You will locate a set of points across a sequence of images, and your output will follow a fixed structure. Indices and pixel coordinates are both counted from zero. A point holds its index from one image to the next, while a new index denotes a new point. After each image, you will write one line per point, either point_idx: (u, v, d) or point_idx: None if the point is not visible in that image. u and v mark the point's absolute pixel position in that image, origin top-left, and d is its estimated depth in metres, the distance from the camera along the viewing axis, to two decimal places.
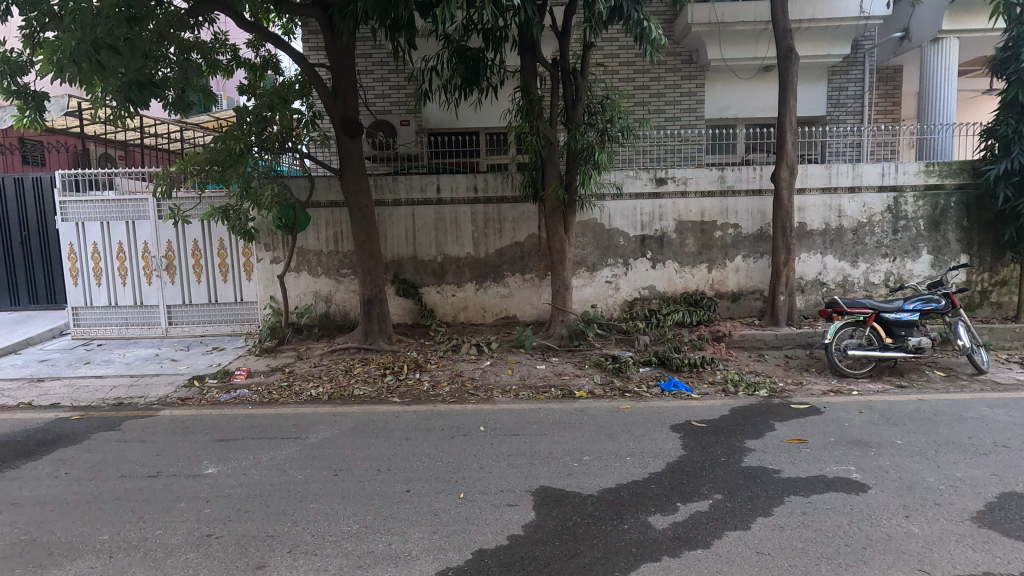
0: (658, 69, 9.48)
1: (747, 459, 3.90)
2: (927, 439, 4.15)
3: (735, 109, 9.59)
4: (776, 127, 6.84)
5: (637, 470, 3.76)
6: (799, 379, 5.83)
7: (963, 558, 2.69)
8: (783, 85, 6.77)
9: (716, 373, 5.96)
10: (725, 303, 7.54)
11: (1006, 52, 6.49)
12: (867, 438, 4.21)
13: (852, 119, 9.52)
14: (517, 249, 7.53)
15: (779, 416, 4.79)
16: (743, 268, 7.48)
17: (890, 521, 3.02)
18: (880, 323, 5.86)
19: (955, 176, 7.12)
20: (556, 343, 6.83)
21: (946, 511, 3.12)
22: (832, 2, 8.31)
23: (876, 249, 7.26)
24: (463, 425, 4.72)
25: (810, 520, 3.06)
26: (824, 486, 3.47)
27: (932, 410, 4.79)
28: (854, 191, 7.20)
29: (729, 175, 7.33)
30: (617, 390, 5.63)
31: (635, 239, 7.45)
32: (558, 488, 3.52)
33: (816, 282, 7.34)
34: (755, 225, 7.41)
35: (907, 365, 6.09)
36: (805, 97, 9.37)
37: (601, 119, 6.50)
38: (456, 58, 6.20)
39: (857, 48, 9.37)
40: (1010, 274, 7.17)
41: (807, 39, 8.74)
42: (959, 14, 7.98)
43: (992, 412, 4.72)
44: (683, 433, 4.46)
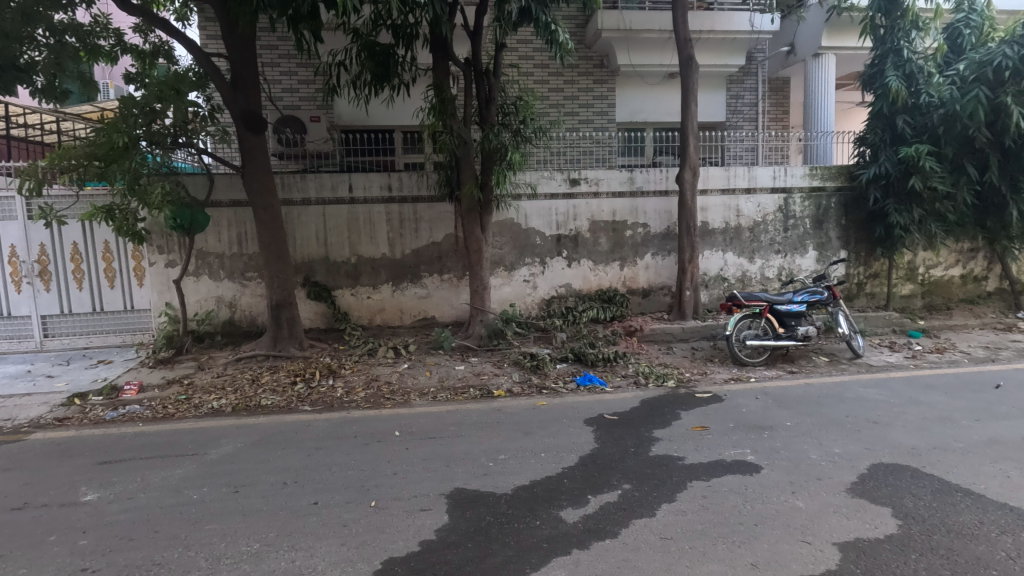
0: (571, 72, 9.72)
1: (654, 448, 4.09)
2: (812, 420, 4.54)
3: (644, 113, 10.03)
4: (680, 132, 7.22)
5: (551, 465, 3.84)
6: (704, 369, 6.20)
7: (840, 527, 2.95)
8: (684, 91, 7.16)
9: (629, 366, 6.22)
10: (637, 299, 7.86)
11: (873, 69, 7.31)
12: (762, 422, 4.54)
13: (748, 125, 10.24)
14: (434, 249, 7.45)
15: (684, 406, 5.05)
16: (652, 265, 7.83)
17: (778, 498, 3.27)
18: (773, 315, 6.33)
19: (835, 179, 7.84)
20: (474, 343, 6.84)
21: (826, 485, 3.43)
22: (728, 16, 8.85)
23: (769, 246, 7.85)
24: (377, 430, 4.60)
25: (709, 503, 3.25)
26: (722, 469, 3.70)
27: (817, 393, 5.25)
28: (749, 192, 7.74)
29: (638, 177, 7.66)
30: (535, 388, 5.71)
31: (551, 239, 7.59)
32: (473, 488, 3.51)
33: (718, 277, 7.82)
34: (663, 224, 7.79)
35: (797, 352, 6.64)
36: (706, 104, 9.98)
37: (514, 120, 6.57)
38: (364, 53, 6.01)
39: (751, 60, 10.12)
40: (881, 268, 7.99)
41: (706, 49, 9.29)
42: (836, 32, 8.82)
43: (866, 391, 5.25)
44: (597, 426, 4.60)
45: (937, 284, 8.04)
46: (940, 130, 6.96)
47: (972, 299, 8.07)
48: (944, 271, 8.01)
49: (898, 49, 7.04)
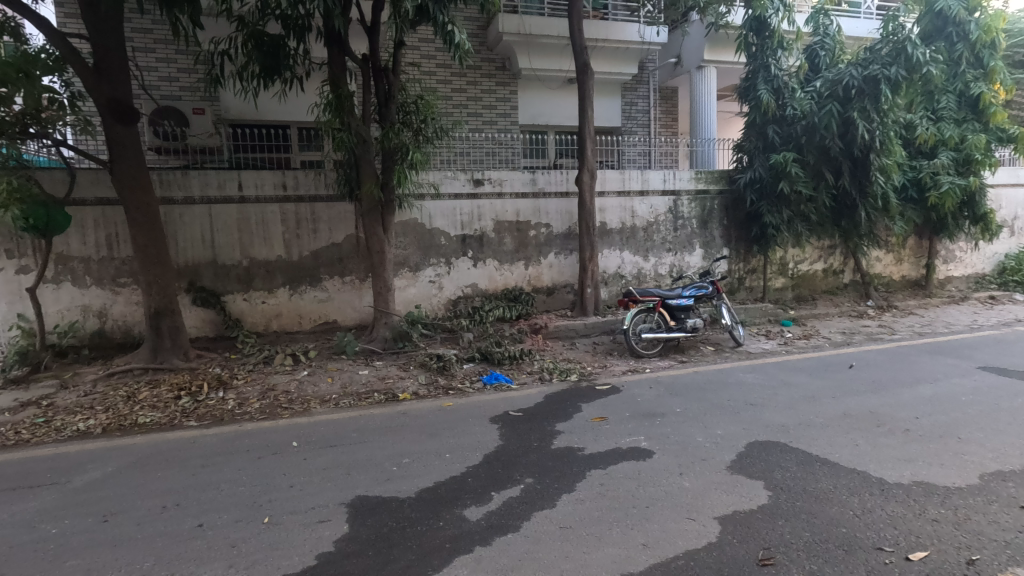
0: (474, 73, 9.77)
1: (556, 441, 4.23)
2: (699, 405, 4.91)
3: (545, 116, 10.30)
4: (578, 136, 7.50)
5: (456, 466, 3.84)
6: (604, 363, 6.50)
7: (720, 502, 3.22)
8: (581, 96, 7.44)
9: (534, 363, 6.37)
10: (542, 297, 8.05)
11: (747, 82, 8.13)
12: (655, 409, 4.84)
13: (641, 131, 10.86)
14: (334, 251, 7.18)
15: (585, 399, 5.26)
16: (555, 264, 8.07)
17: (667, 480, 3.51)
18: (666, 309, 6.76)
19: (717, 183, 8.51)
20: (379, 347, 6.68)
21: (710, 464, 3.72)
22: (619, 26, 9.31)
23: (661, 245, 8.37)
24: (273, 442, 4.36)
25: (606, 490, 3.41)
26: (618, 457, 3.90)
27: (704, 380, 5.68)
28: (643, 194, 8.19)
29: (540, 178, 7.85)
30: (441, 389, 5.68)
31: (455, 239, 7.59)
32: (374, 495, 3.43)
33: (616, 274, 8.20)
34: (564, 224, 8.05)
35: (687, 343, 7.14)
36: (602, 109, 10.47)
37: (415, 119, 6.48)
38: (251, 43, 5.65)
39: (643, 69, 10.74)
40: (758, 263, 8.78)
41: (602, 57, 9.72)
42: (716, 47, 9.58)
43: (745, 376, 5.76)
44: (502, 423, 4.67)
45: (804, 277, 8.97)
46: (803, 140, 7.79)
47: (832, 290, 9.10)
48: (809, 265, 8.95)
49: (767, 66, 7.85)
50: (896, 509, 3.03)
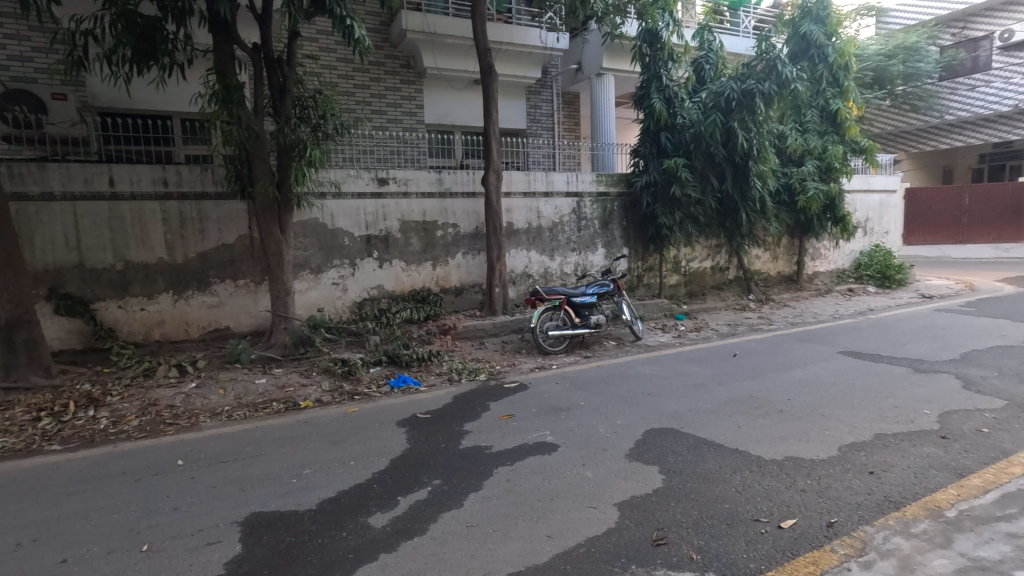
0: (377, 69, 9.54)
1: (465, 441, 4.23)
2: (601, 398, 5.12)
3: (452, 116, 10.26)
4: (484, 137, 7.56)
5: (360, 473, 3.72)
6: (512, 361, 6.60)
7: (620, 489, 3.38)
8: (486, 98, 7.51)
9: (443, 364, 6.33)
10: (450, 297, 8.02)
11: (642, 91, 8.64)
12: (560, 404, 4.99)
13: (545, 134, 11.16)
14: (224, 252, 6.69)
15: (493, 397, 5.31)
16: (463, 264, 8.06)
17: (571, 472, 3.63)
18: (571, 306, 6.99)
19: (616, 185, 8.94)
20: (278, 353, 6.32)
21: (610, 454, 3.90)
22: (522, 31, 9.49)
23: (566, 245, 8.64)
24: (153, 462, 3.98)
25: (513, 486, 3.47)
26: (525, 453, 3.97)
27: (606, 374, 5.94)
28: (548, 195, 8.41)
29: (447, 178, 7.81)
30: (346, 395, 5.48)
31: (359, 239, 7.36)
32: (271, 510, 3.24)
33: (524, 274, 8.35)
34: (471, 224, 8.06)
35: (591, 339, 7.43)
36: (508, 111, 10.63)
37: (313, 114, 6.21)
38: (121, 25, 5.13)
39: (546, 73, 11.03)
40: (655, 262, 9.31)
41: (507, 59, 9.86)
42: (613, 56, 10.04)
43: (643, 369, 6.10)
44: (409, 426, 4.60)
45: (696, 274, 9.65)
46: (691, 146, 8.40)
47: (720, 286, 9.86)
48: (700, 263, 9.64)
49: (659, 76, 8.43)
50: (771, 483, 3.35)
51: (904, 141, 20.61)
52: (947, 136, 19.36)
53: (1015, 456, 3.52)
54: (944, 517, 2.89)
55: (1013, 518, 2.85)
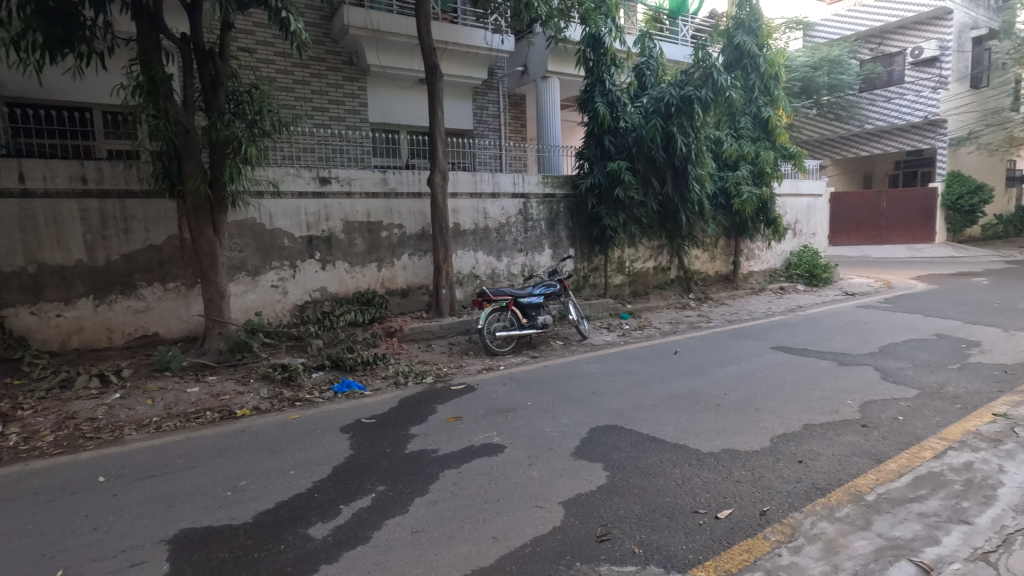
0: (318, 65, 9.27)
1: (411, 445, 4.17)
2: (548, 398, 5.17)
3: (397, 115, 10.09)
4: (430, 136, 7.48)
5: (301, 482, 3.60)
6: (459, 362, 6.56)
7: (565, 487, 3.42)
8: (432, 97, 7.43)
9: (388, 367, 6.21)
10: (396, 299, 7.88)
11: (586, 94, 8.80)
12: (507, 405, 5.00)
13: (492, 135, 11.20)
14: (152, 254, 6.31)
15: (440, 400, 5.25)
16: (409, 265, 7.94)
17: (517, 472, 3.64)
18: (518, 307, 7.02)
19: (562, 187, 9.05)
20: (212, 360, 6.01)
21: (556, 453, 3.94)
22: (467, 31, 9.47)
23: (513, 246, 8.68)
24: (71, 480, 3.70)
25: (459, 489, 3.44)
26: (471, 455, 3.95)
27: (552, 373, 6.00)
28: (494, 196, 8.42)
29: (392, 178, 7.67)
30: (286, 402, 5.28)
31: (300, 240, 7.11)
32: (203, 526, 3.08)
33: (471, 275, 8.31)
34: (417, 225, 7.96)
35: (539, 339, 7.48)
36: (453, 111, 10.57)
37: (248, 110, 5.95)
38: (31, 8, 4.75)
39: (492, 75, 11.06)
40: (600, 262, 9.49)
41: (452, 59, 9.80)
42: (558, 59, 10.17)
43: (589, 367, 6.20)
44: (353, 432, 4.48)
45: (639, 274, 9.90)
46: (634, 150, 8.63)
47: (662, 285, 10.16)
48: (643, 264, 9.90)
49: (602, 80, 8.63)
50: (709, 475, 3.47)
51: (829, 148, 21.91)
52: (867, 144, 20.74)
53: (926, 441, 3.81)
54: (864, 501, 3.09)
55: (924, 499, 3.08)
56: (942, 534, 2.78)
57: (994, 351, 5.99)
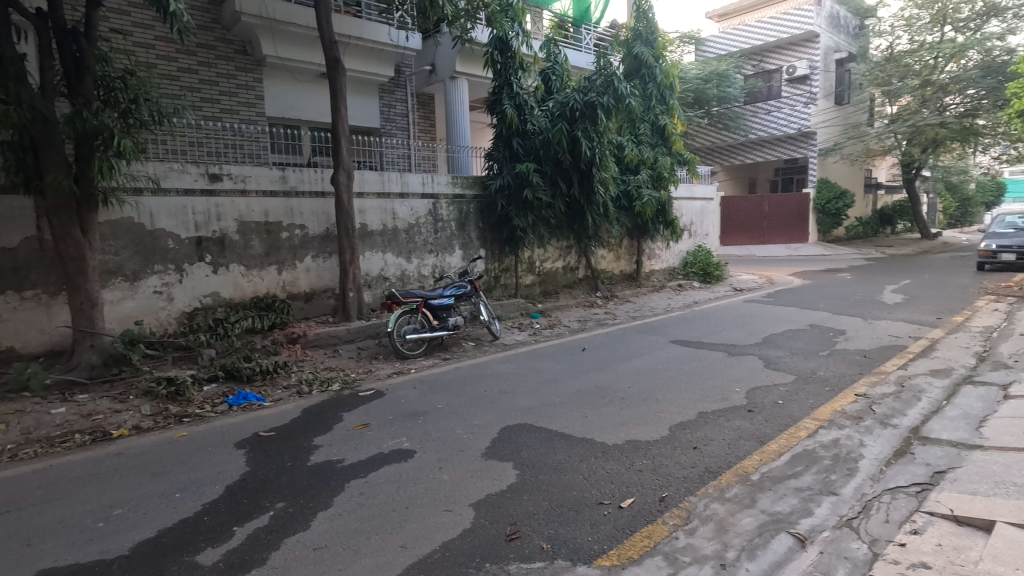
0: (207, 53, 8.60)
1: (314, 457, 3.96)
2: (459, 399, 5.13)
3: (296, 110, 9.63)
4: (332, 133, 7.18)
5: (188, 505, 3.30)
6: (368, 367, 6.34)
7: (476, 489, 3.40)
8: (334, 93, 7.15)
9: (290, 376, 5.87)
10: (298, 304, 7.47)
11: (494, 96, 8.88)
12: (418, 409, 4.90)
13: (400, 134, 11.01)
14: (4, 257, 5.52)
15: (347, 407, 5.05)
16: (313, 268, 7.56)
17: (427, 477, 3.57)
18: (428, 309, 6.92)
19: (472, 188, 9.04)
20: (83, 376, 5.37)
21: (467, 454, 3.92)
22: (372, 26, 9.20)
23: (423, 247, 8.54)
24: None
25: (365, 499, 3.32)
26: (379, 463, 3.82)
27: (464, 374, 5.97)
28: (403, 196, 8.24)
29: (291, 176, 7.27)
30: (173, 418, 4.84)
31: (187, 242, 6.55)
32: (67, 564, 2.74)
33: (379, 277, 8.07)
34: (321, 226, 7.60)
35: (451, 340, 7.42)
36: (359, 108, 10.26)
37: (122, 98, 5.42)
38: None
39: (399, 72, 10.82)
40: (511, 263, 9.58)
41: (357, 55, 9.50)
42: (466, 60, 10.15)
43: (500, 367, 6.24)
44: (250, 447, 4.19)
45: (549, 274, 10.11)
46: (541, 152, 8.81)
47: (570, 284, 10.45)
48: (552, 264, 10.13)
49: (510, 83, 8.73)
50: (613, 466, 3.61)
51: (719, 156, 23.46)
52: (752, 153, 22.50)
53: (801, 422, 4.21)
54: (750, 480, 3.35)
55: (799, 475, 3.40)
56: (814, 505, 3.08)
57: (856, 338, 6.75)
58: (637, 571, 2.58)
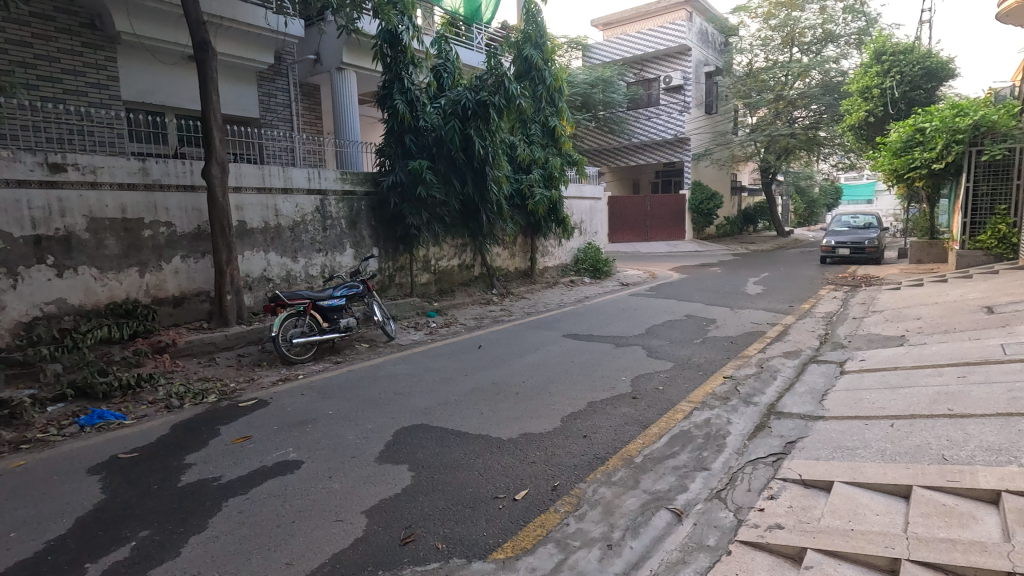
0: (45, 25, 7.52)
1: (185, 476, 3.61)
2: (351, 404, 4.94)
3: (160, 95, 8.76)
4: (203, 122, 6.58)
5: (27, 545, 2.86)
6: (250, 376, 5.90)
7: (368, 496, 3.29)
8: (203, 79, 6.55)
9: (158, 390, 5.30)
10: (166, 309, 6.76)
11: (384, 90, 8.65)
12: (306, 416, 4.65)
13: (282, 125, 10.41)
14: None
15: (225, 419, 4.66)
16: (183, 269, 6.88)
17: (316, 488, 3.40)
18: (317, 311, 6.58)
19: (363, 184, 8.72)
20: None
21: (359, 461, 3.78)
22: (248, 9, 8.53)
23: (311, 245, 8.10)
24: None
25: (246, 517, 3.09)
26: (263, 477, 3.58)
27: (356, 378, 5.76)
28: (286, 192, 7.75)
29: (154, 168, 6.56)
30: (7, 446, 4.17)
31: (23, 241, 5.66)
32: None
33: (261, 278, 7.54)
34: (191, 224, 6.93)
35: (343, 342, 7.11)
36: (235, 95, 9.54)
37: None
38: None
39: (280, 60, 10.19)
40: (406, 261, 9.38)
41: (231, 39, 8.80)
42: (354, 51, 9.79)
43: (395, 368, 6.10)
44: (107, 471, 3.72)
45: (445, 272, 10.05)
46: (434, 149, 8.71)
47: (466, 282, 10.46)
48: (448, 262, 10.08)
49: (401, 78, 8.53)
50: (509, 460, 3.67)
51: (606, 158, 24.91)
52: (635, 156, 24.07)
53: (679, 405, 4.56)
54: (634, 463, 3.57)
55: (677, 454, 3.69)
56: (690, 481, 3.37)
57: (725, 326, 7.46)
58: (530, 560, 2.64)
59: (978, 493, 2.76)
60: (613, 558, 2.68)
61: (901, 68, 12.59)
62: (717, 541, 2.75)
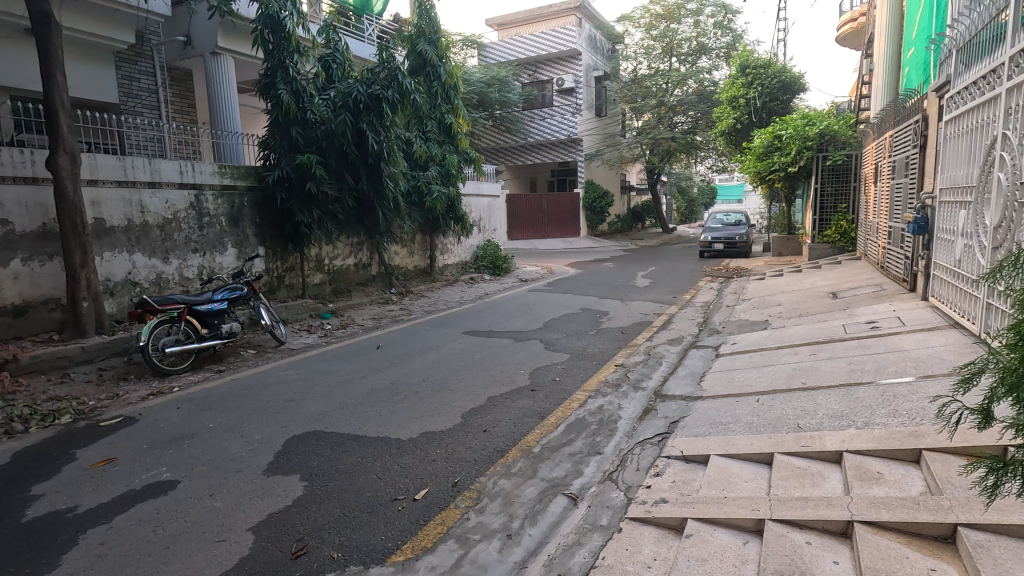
0: None
1: (32, 510, 3.15)
2: (235, 415, 4.59)
3: None
4: (45, 104, 5.75)
5: None
6: (114, 391, 5.27)
7: (255, 511, 3.08)
8: (44, 56, 5.74)
9: None
10: (3, 320, 5.85)
11: (267, 79, 8.13)
12: (183, 432, 4.25)
13: (148, 112, 9.52)
14: None
15: (82, 441, 4.13)
16: (25, 274, 6.00)
17: (195, 508, 3.12)
18: (194, 316, 6.02)
19: (244, 179, 8.13)
20: None
21: (244, 475, 3.52)
22: None
23: (185, 245, 7.40)
24: None
25: (109, 548, 2.76)
26: (130, 502, 3.21)
27: (241, 386, 5.36)
28: (153, 186, 7.01)
29: None
30: None
31: None
32: None
33: (126, 282, 6.76)
34: (34, 222, 6.05)
35: (225, 349, 6.58)
36: (89, 77, 8.53)
37: None
38: None
39: (143, 39, 9.24)
40: (296, 261, 8.87)
41: (81, 13, 7.79)
42: (230, 35, 9.05)
43: (286, 373, 5.76)
44: None
45: (340, 272, 9.65)
46: (324, 143, 8.34)
47: (363, 282, 10.11)
48: (342, 261, 9.68)
49: (285, 66, 8.08)
50: (408, 460, 3.61)
51: (502, 156, 25.20)
52: (530, 155, 24.60)
53: (574, 395, 4.74)
54: (532, 453, 3.67)
55: (573, 442, 3.84)
56: (584, 466, 3.52)
57: (616, 317, 7.87)
58: (430, 559, 2.62)
59: (825, 455, 3.16)
60: (512, 547, 2.73)
61: (762, 80, 14.02)
62: (609, 520, 2.90)
